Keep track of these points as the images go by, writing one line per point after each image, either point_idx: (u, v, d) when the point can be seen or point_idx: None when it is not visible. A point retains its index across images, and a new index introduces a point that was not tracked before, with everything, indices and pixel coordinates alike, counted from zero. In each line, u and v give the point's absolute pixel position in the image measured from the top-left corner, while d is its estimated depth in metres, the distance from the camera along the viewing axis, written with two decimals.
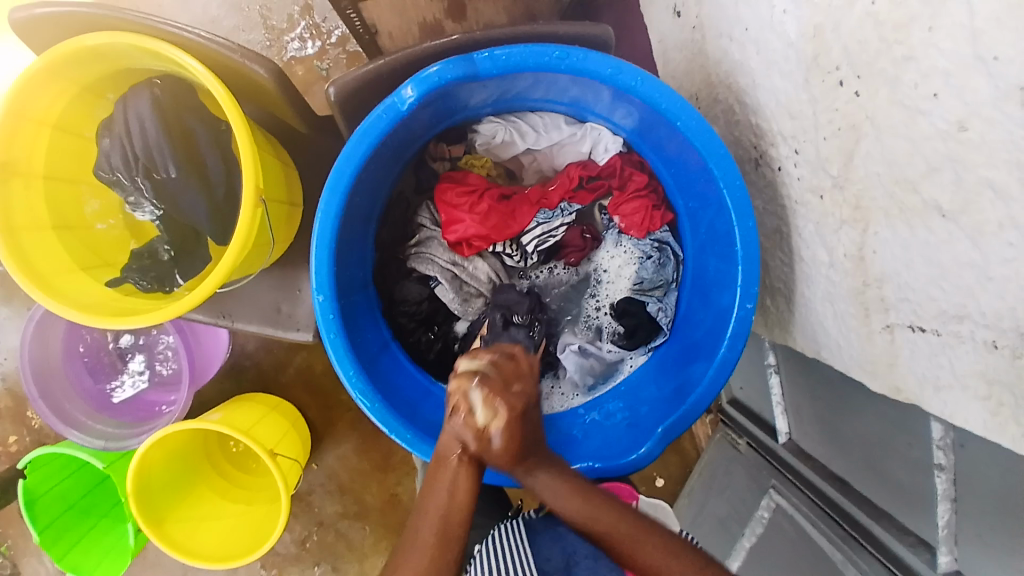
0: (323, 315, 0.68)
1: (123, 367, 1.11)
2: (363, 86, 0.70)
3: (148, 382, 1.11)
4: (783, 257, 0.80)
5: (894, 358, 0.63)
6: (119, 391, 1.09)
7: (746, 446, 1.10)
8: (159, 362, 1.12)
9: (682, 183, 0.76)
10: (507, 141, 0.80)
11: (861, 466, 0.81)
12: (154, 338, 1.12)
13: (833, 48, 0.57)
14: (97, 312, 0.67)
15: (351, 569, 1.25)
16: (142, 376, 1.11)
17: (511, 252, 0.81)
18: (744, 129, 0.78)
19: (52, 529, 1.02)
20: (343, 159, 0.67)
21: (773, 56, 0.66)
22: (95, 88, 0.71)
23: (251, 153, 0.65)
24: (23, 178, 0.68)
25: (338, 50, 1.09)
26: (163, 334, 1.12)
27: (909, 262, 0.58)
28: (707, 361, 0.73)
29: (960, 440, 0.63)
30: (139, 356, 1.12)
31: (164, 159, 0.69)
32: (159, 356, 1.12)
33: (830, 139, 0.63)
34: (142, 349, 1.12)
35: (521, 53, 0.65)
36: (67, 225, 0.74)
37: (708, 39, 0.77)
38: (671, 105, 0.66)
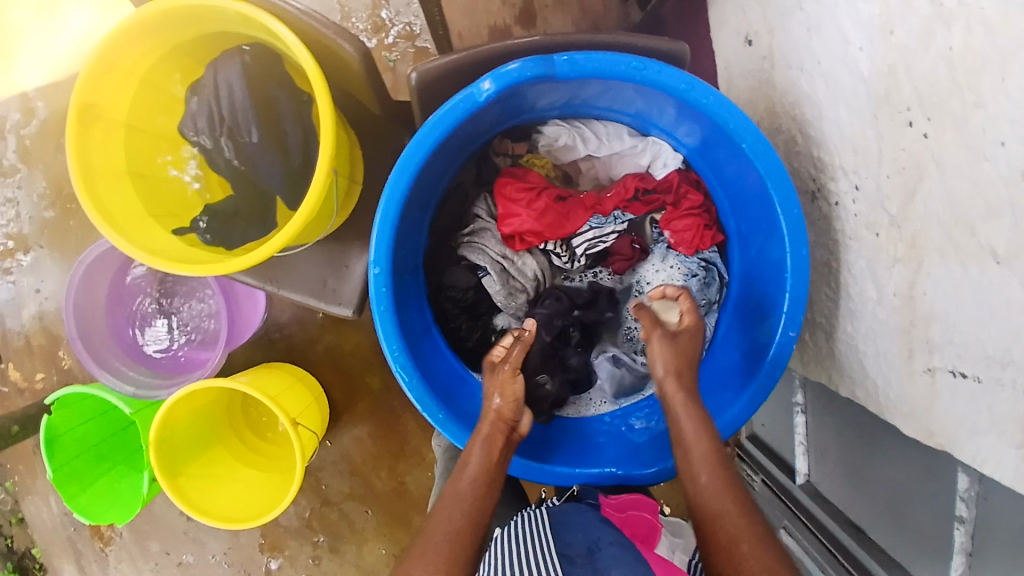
0: (376, 287, 0.71)
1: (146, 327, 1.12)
2: (444, 76, 0.73)
3: (171, 343, 1.13)
4: (829, 291, 0.81)
5: (933, 401, 0.64)
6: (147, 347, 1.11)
7: (761, 483, 1.10)
8: (181, 327, 1.13)
9: (738, 206, 0.78)
10: (569, 145, 0.82)
11: (880, 511, 0.81)
12: (179, 302, 1.14)
13: (905, 87, 0.59)
14: (162, 257, 0.70)
15: (349, 551, 1.26)
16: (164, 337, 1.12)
17: (560, 252, 0.82)
18: (804, 160, 0.79)
19: (66, 469, 1.04)
20: (416, 142, 0.70)
21: (843, 94, 0.68)
22: (185, 49, 0.74)
23: (331, 125, 0.68)
24: (106, 122, 0.71)
25: (407, 44, 1.11)
26: (189, 297, 1.14)
27: (959, 303, 0.59)
28: (736, 392, 0.76)
29: (984, 493, 0.64)
30: (162, 318, 1.13)
31: (248, 122, 0.73)
32: (182, 321, 1.13)
33: (892, 177, 0.64)
34: (166, 311, 1.13)
35: (601, 60, 0.67)
36: (141, 175, 0.77)
37: (777, 70, 0.79)
38: (739, 128, 0.68)
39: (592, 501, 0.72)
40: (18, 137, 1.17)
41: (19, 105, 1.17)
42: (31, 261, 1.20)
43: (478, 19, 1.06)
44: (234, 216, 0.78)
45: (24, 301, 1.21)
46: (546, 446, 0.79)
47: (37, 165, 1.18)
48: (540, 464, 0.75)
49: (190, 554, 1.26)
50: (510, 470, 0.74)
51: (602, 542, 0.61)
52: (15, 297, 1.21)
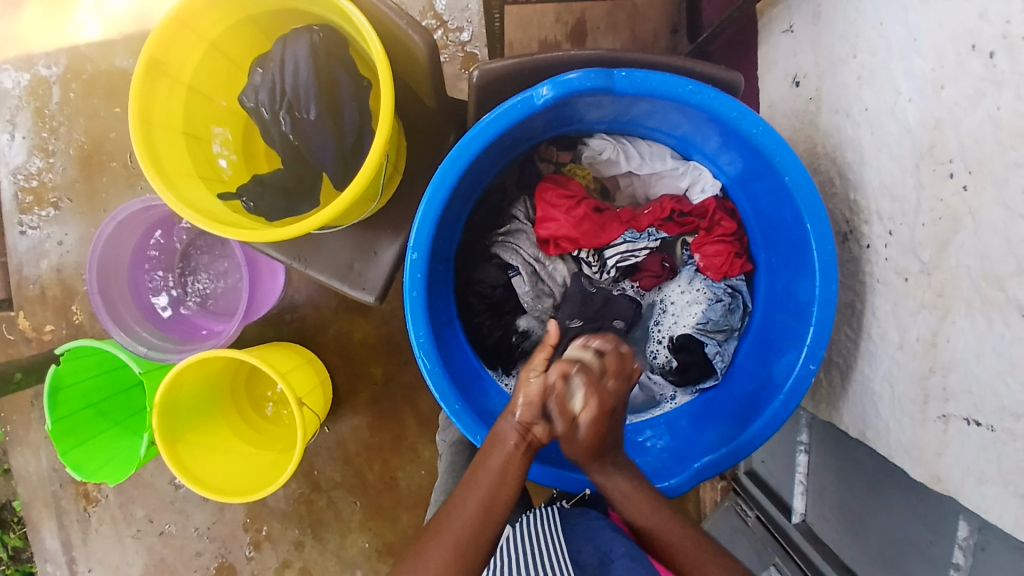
0: (412, 272, 0.72)
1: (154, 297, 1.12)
2: (504, 78, 0.75)
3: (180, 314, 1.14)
4: (849, 332, 0.83)
5: (943, 448, 0.65)
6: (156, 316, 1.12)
7: (754, 518, 1.11)
8: (190, 299, 1.15)
9: (771, 238, 0.80)
10: (611, 160, 0.84)
11: (876, 557, 0.82)
12: (189, 275, 1.14)
13: (950, 141, 0.61)
14: (206, 216, 0.71)
15: (332, 540, 1.26)
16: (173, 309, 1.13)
17: (591, 260, 0.84)
18: (839, 202, 0.82)
19: (66, 422, 1.03)
20: (470, 136, 0.72)
21: (887, 142, 0.70)
22: (256, 21, 0.76)
23: (390, 109, 0.69)
24: (170, 82, 0.73)
25: (457, 47, 1.14)
26: (199, 271, 1.15)
27: (980, 354, 0.60)
28: (751, 416, 0.76)
29: (982, 543, 0.66)
30: (172, 290, 1.14)
31: (309, 99, 0.75)
32: (191, 293, 1.14)
33: (927, 226, 0.66)
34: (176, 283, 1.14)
35: (658, 80, 0.69)
36: (195, 138, 0.78)
37: (822, 112, 0.81)
38: (783, 161, 0.70)
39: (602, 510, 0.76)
40: (63, 89, 1.19)
41: (70, 59, 1.19)
42: (57, 213, 1.21)
43: (530, 32, 1.09)
44: (280, 188, 0.80)
45: (45, 251, 1.21)
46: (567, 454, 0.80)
47: (78, 119, 1.20)
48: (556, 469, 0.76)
49: (172, 524, 1.24)
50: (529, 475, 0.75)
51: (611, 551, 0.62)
52: (37, 246, 1.21)
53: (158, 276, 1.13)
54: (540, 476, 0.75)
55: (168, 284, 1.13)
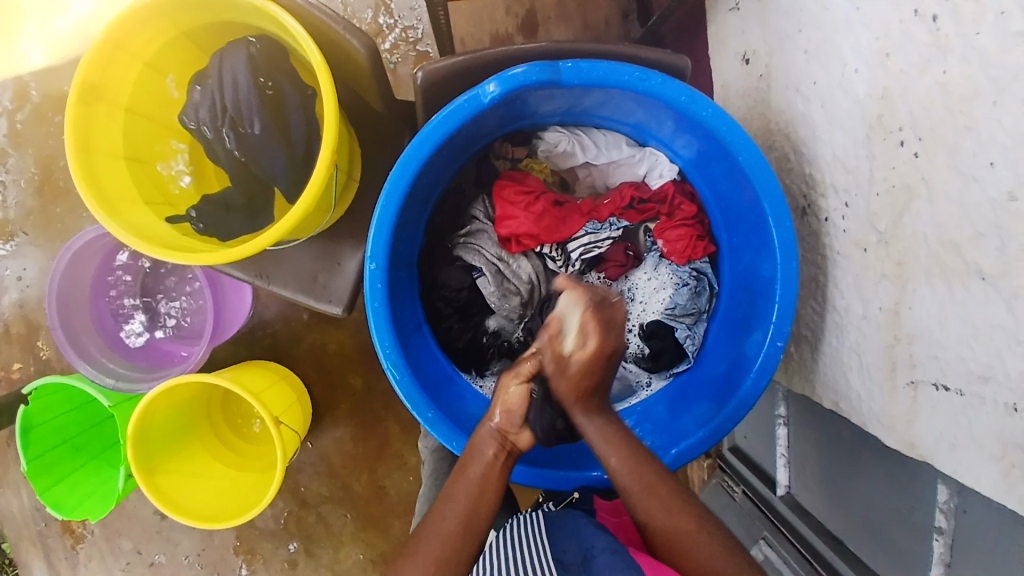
0: (372, 282, 0.70)
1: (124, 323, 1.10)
2: (450, 76, 0.74)
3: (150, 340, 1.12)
4: (815, 305, 0.83)
5: (914, 415, 0.66)
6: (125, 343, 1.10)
7: (741, 495, 1.11)
8: (160, 323, 1.13)
9: (731, 218, 0.80)
10: (567, 152, 0.83)
11: (859, 526, 0.83)
12: (160, 298, 1.13)
13: (899, 110, 0.61)
14: (156, 243, 0.69)
15: (325, 555, 1.25)
16: (142, 334, 1.11)
17: (556, 255, 0.84)
18: (795, 177, 0.82)
19: (40, 461, 1.01)
20: (419, 139, 0.70)
21: (838, 115, 0.70)
22: (191, 36, 0.74)
23: (334, 117, 0.68)
24: (108, 105, 0.71)
25: (409, 47, 1.11)
26: (170, 293, 1.13)
27: (943, 321, 0.61)
28: (724, 398, 0.76)
29: (963, 506, 0.66)
30: (141, 314, 1.11)
31: (251, 113, 0.73)
32: (161, 317, 1.13)
33: (882, 196, 0.66)
34: (145, 308, 1.12)
35: (605, 68, 0.69)
36: (139, 161, 0.76)
37: (774, 89, 0.81)
38: (735, 141, 0.70)
39: (586, 508, 0.77)
40: (9, 120, 1.16)
41: (13, 89, 1.16)
42: (14, 247, 1.18)
43: (481, 26, 1.08)
44: (231, 207, 0.78)
45: (5, 287, 1.18)
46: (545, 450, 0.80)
47: (27, 149, 1.16)
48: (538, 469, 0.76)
49: (161, 553, 1.23)
50: (514, 477, 0.75)
51: (593, 548, 0.62)
52: None
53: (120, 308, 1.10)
54: (522, 477, 0.75)
55: (138, 309, 1.12)
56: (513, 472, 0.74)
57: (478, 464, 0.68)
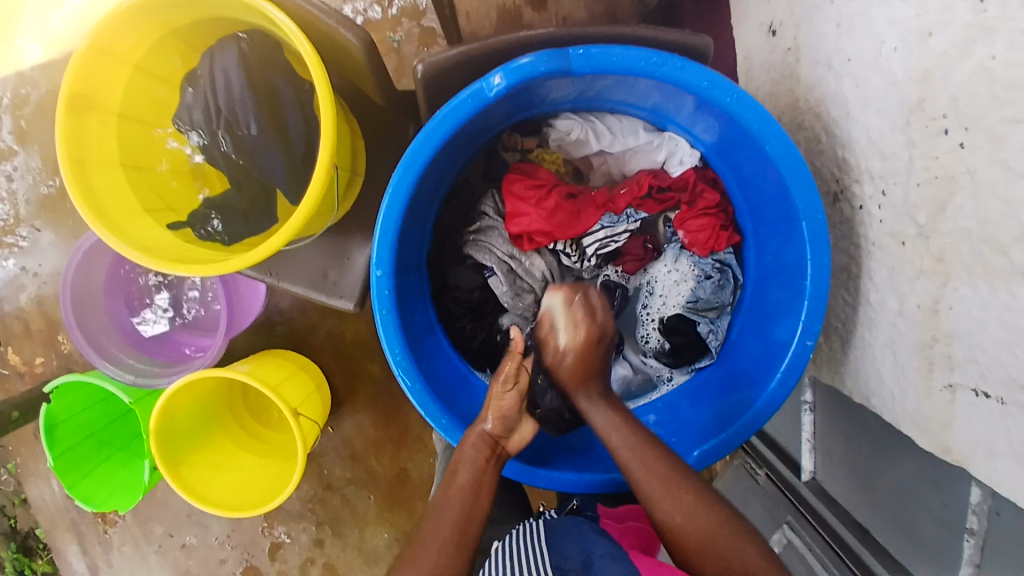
0: (379, 290, 0.68)
1: (148, 302, 1.10)
2: (453, 67, 0.70)
3: (173, 321, 1.11)
4: (847, 297, 0.79)
5: (950, 418, 0.63)
6: (145, 326, 1.09)
7: (765, 476, 1.10)
8: (184, 302, 1.12)
9: (756, 206, 0.76)
10: (581, 139, 0.79)
11: (888, 516, 0.81)
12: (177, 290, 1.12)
13: (941, 96, 0.56)
14: (157, 255, 0.67)
15: (352, 535, 1.26)
16: (166, 314, 1.10)
17: (570, 252, 0.81)
18: (826, 160, 0.77)
19: (67, 456, 1.03)
20: (423, 137, 0.66)
21: (873, 95, 0.65)
22: (180, 35, 0.71)
23: (331, 116, 0.64)
24: (99, 113, 0.68)
25: (412, 23, 1.03)
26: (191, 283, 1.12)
27: (985, 324, 0.56)
28: (748, 396, 0.73)
29: (997, 508, 0.64)
30: (165, 292, 1.11)
31: (246, 114, 0.70)
32: (184, 296, 1.12)
33: (922, 186, 0.61)
34: (169, 287, 1.11)
35: (617, 54, 0.64)
36: (138, 167, 0.73)
37: (803, 64, 0.75)
38: (761, 129, 0.65)
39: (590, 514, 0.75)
40: (13, 116, 1.14)
41: (14, 83, 1.13)
42: (29, 244, 1.17)
43: None
44: (236, 211, 0.75)
45: (22, 284, 1.18)
46: (550, 451, 0.78)
47: (32, 145, 1.14)
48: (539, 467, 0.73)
49: (192, 536, 1.26)
50: (506, 470, 0.72)
51: (594, 554, 0.61)
52: (12, 280, 1.18)
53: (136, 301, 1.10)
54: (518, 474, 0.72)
55: (162, 287, 1.11)
56: (506, 468, 0.72)
57: (477, 470, 0.67)
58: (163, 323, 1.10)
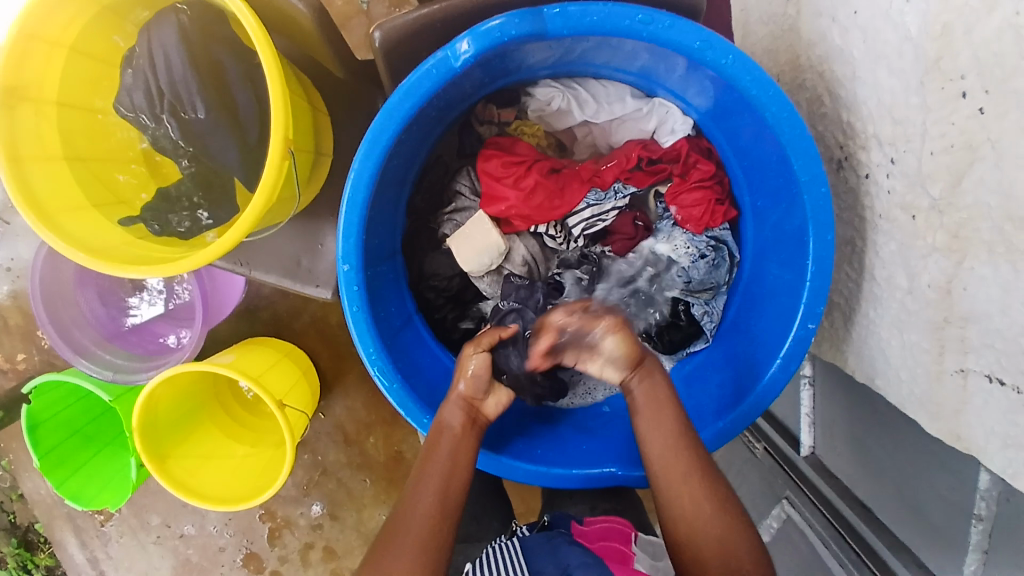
0: (347, 285, 0.63)
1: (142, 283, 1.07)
2: (413, 35, 0.63)
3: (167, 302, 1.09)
4: (851, 271, 0.73)
5: (963, 406, 0.58)
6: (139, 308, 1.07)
7: (764, 450, 1.06)
8: (175, 284, 1.08)
9: (755, 178, 0.70)
10: (563, 109, 0.73)
11: (890, 492, 0.77)
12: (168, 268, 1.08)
13: (961, 53, 0.49)
14: (106, 256, 0.62)
15: (349, 517, 1.24)
16: (161, 295, 1.08)
17: (555, 233, 0.76)
18: (830, 124, 0.70)
19: (53, 455, 1.01)
20: (382, 119, 0.60)
21: (884, 50, 0.58)
22: (115, 7, 0.64)
23: (282, 100, 0.58)
24: (33, 104, 0.61)
25: None
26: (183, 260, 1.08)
27: (1005, 307, 0.51)
28: (745, 383, 0.68)
29: (1006, 494, 0.60)
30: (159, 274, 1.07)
31: (191, 96, 0.64)
32: (176, 278, 1.08)
33: (937, 155, 0.55)
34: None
35: (598, 13, 0.57)
36: (83, 158, 0.68)
37: (803, 17, 0.68)
38: (760, 92, 0.59)
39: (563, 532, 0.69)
40: None
41: None
42: None
43: None
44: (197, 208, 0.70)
45: None
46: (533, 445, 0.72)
47: None
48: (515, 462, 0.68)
49: (190, 524, 1.25)
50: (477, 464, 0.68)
51: (573, 565, 0.57)
52: None
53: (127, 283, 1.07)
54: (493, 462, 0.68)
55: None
56: (478, 461, 0.67)
57: (451, 475, 0.61)
58: (158, 304, 1.08)
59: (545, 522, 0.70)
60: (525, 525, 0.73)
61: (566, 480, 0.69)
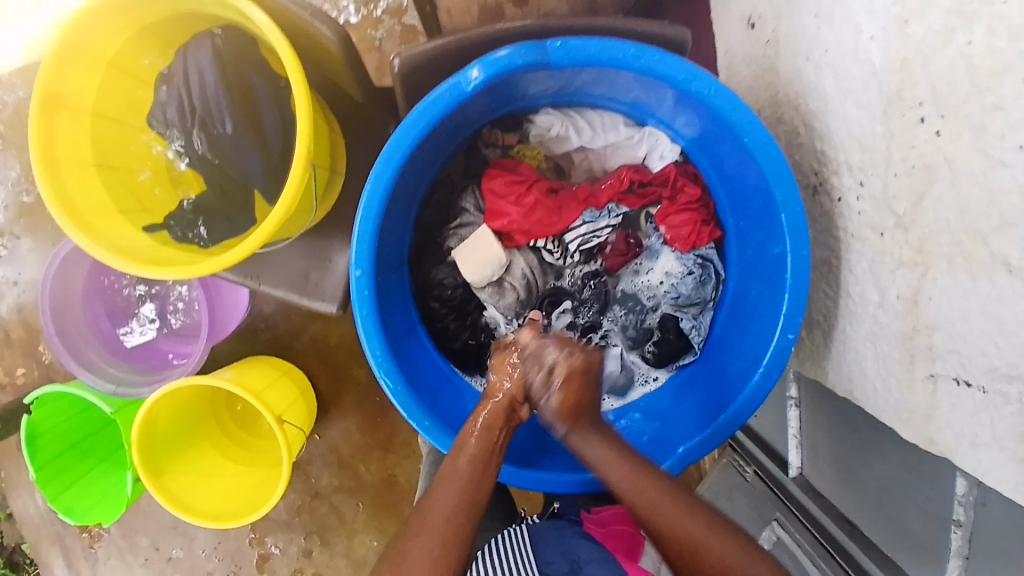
0: (358, 290, 0.67)
1: (134, 313, 1.09)
2: (429, 63, 0.69)
3: (159, 331, 1.10)
4: (828, 290, 0.79)
5: (933, 410, 0.62)
6: (129, 338, 1.08)
7: (753, 474, 1.08)
8: (170, 312, 1.11)
9: (737, 201, 0.76)
10: (562, 136, 0.79)
11: (874, 509, 0.80)
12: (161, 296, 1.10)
13: (919, 83, 0.56)
14: (129, 256, 0.65)
15: (339, 543, 1.24)
16: (152, 325, 1.10)
17: (552, 248, 0.81)
18: (807, 153, 0.76)
19: (49, 468, 1.01)
20: (399, 136, 0.65)
21: (852, 85, 0.64)
22: (154, 30, 0.70)
23: (308, 116, 0.63)
24: (71, 112, 0.66)
25: (394, 21, 1.03)
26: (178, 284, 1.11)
27: (965, 314, 0.56)
28: (730, 396, 0.72)
29: (983, 499, 0.62)
30: (151, 303, 1.10)
31: (221, 112, 0.69)
32: (170, 306, 1.10)
33: (901, 176, 0.61)
34: (154, 297, 1.10)
35: (595, 47, 0.63)
36: (112, 166, 0.72)
37: (781, 58, 0.75)
38: (740, 120, 0.65)
39: (572, 518, 0.74)
40: None
41: None
42: (8, 251, 1.15)
43: None
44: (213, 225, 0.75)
45: (3, 294, 1.16)
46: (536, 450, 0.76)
47: (12, 152, 1.13)
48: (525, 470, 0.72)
49: (178, 548, 1.24)
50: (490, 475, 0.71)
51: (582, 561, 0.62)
52: None
53: (120, 313, 1.09)
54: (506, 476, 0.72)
55: (147, 298, 1.10)
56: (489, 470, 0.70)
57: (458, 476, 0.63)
58: (151, 332, 1.09)
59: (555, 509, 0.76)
60: (535, 513, 0.74)
61: (562, 485, 0.72)
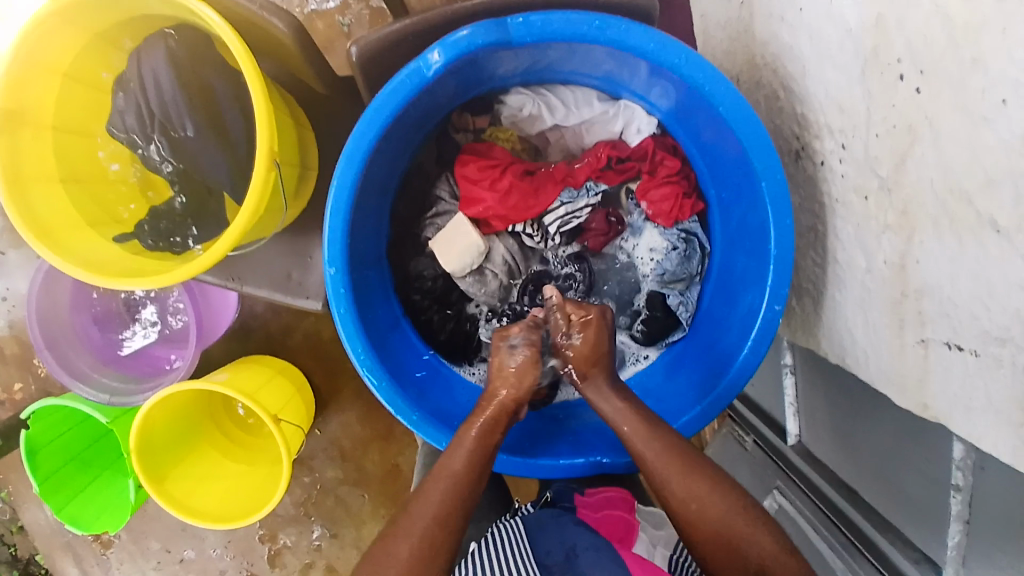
0: (334, 288, 0.66)
1: (134, 317, 1.10)
2: (389, 49, 0.67)
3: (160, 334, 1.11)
4: (815, 257, 0.77)
5: (925, 376, 0.60)
6: (131, 342, 1.09)
7: (753, 443, 1.08)
8: (169, 314, 1.11)
9: (717, 171, 0.74)
10: (534, 115, 0.77)
11: (872, 475, 0.79)
12: (160, 298, 1.11)
13: (896, 39, 0.53)
14: (102, 270, 0.64)
15: (349, 534, 1.25)
16: (153, 327, 1.10)
17: (531, 232, 0.80)
18: (787, 118, 0.74)
19: (52, 480, 1.01)
20: (362, 127, 0.63)
21: (828, 44, 0.62)
22: (110, 38, 0.67)
23: (266, 113, 0.61)
24: (33, 128, 0.64)
25: (361, 5, 0.99)
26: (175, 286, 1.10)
27: (954, 277, 0.54)
28: (721, 368, 0.71)
29: (981, 462, 0.61)
30: (151, 306, 1.10)
31: (181, 116, 0.70)
32: (169, 308, 1.11)
33: (882, 137, 0.59)
34: (154, 300, 1.10)
35: (557, 21, 0.61)
36: (81, 181, 0.70)
37: (756, 18, 0.73)
38: (714, 88, 0.62)
39: (566, 505, 0.76)
40: None
41: None
42: None
43: None
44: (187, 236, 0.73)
45: None
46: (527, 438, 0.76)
47: None
48: (521, 457, 0.71)
49: (190, 549, 1.25)
50: None
51: (575, 550, 0.61)
52: None
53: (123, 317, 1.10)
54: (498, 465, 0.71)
55: (148, 301, 1.10)
56: None
57: (452, 473, 0.62)
58: (152, 335, 1.10)
59: (549, 498, 0.78)
60: (529, 502, 0.76)
61: (555, 470, 0.72)
